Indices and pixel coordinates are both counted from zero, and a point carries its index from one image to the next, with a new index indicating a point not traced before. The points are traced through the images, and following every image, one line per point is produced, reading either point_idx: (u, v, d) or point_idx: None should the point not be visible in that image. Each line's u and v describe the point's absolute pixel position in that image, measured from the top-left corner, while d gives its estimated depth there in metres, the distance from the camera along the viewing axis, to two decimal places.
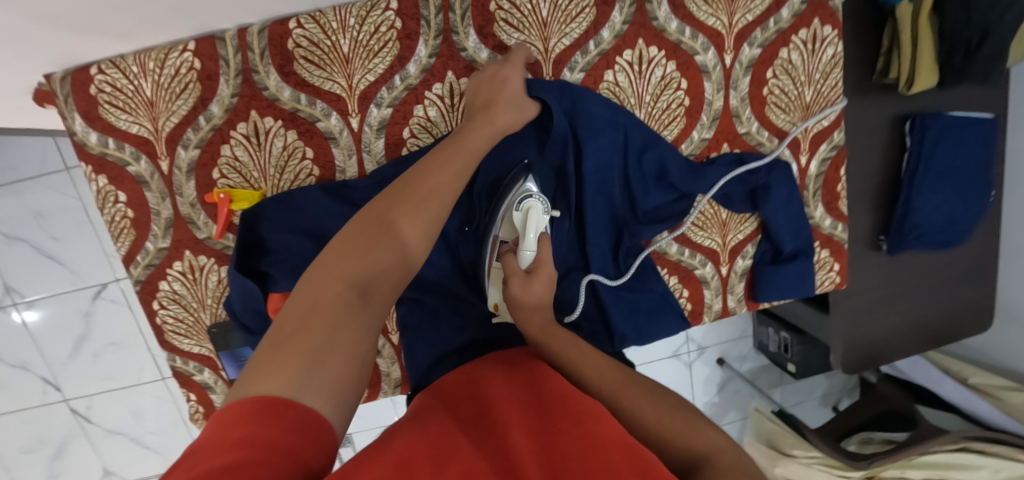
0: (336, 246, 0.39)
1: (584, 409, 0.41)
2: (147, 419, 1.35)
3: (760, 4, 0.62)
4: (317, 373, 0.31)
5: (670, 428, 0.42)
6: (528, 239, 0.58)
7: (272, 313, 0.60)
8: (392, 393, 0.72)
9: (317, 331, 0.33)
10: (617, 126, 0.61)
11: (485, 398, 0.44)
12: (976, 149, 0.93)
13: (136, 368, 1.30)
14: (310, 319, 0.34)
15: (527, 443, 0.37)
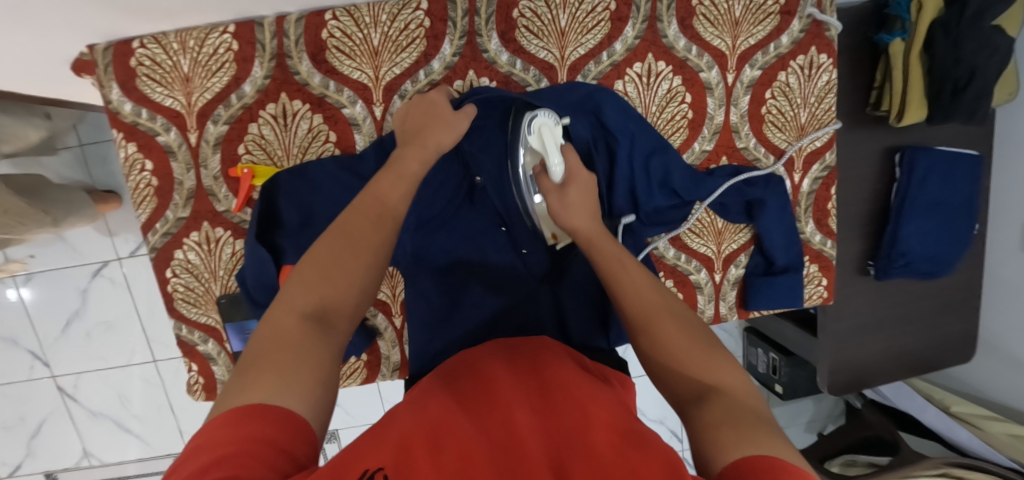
0: (292, 279, 0.43)
1: (582, 391, 0.43)
2: (132, 402, 1.33)
3: (762, 30, 0.67)
4: (287, 384, 0.35)
5: (688, 360, 0.42)
6: (552, 158, 0.59)
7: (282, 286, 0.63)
8: (390, 376, 0.74)
9: (281, 355, 0.37)
10: (626, 130, 0.64)
11: (488, 379, 0.45)
12: (961, 183, 0.98)
13: (127, 349, 1.29)
14: (273, 346, 0.37)
15: (530, 422, 0.39)
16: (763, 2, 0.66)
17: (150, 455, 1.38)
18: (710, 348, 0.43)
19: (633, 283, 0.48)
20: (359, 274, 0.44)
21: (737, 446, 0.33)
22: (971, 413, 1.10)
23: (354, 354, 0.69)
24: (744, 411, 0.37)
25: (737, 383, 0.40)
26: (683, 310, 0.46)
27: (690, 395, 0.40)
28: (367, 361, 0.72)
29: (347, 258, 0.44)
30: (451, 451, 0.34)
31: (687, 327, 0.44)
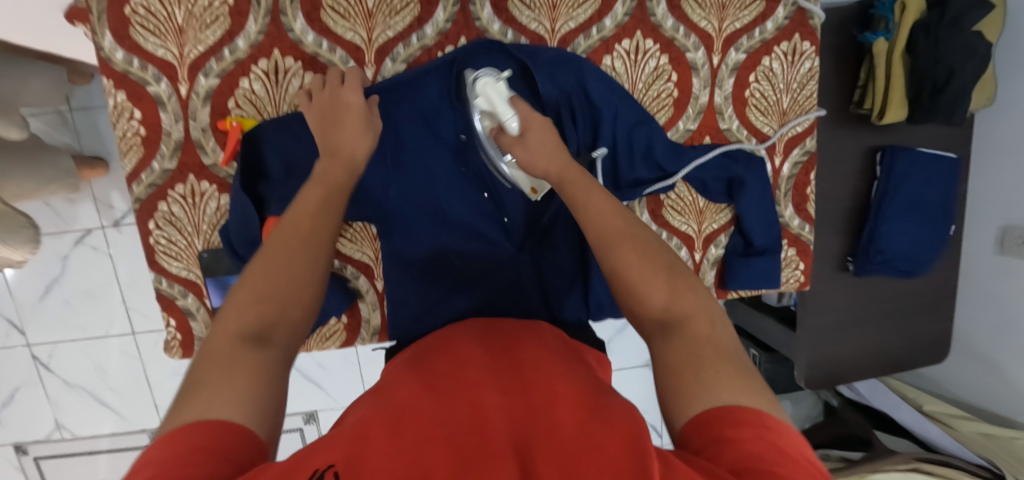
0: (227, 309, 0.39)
1: (557, 373, 0.39)
2: (109, 375, 1.31)
3: (748, 14, 0.69)
4: (222, 397, 0.31)
5: (653, 296, 0.42)
6: (504, 115, 0.57)
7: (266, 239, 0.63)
8: (370, 340, 0.74)
9: (218, 367, 0.33)
10: (610, 103, 0.66)
11: (459, 360, 0.42)
12: (939, 184, 1.01)
13: (106, 320, 1.27)
14: (210, 360, 0.34)
15: (498, 400, 0.34)
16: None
17: (124, 430, 1.36)
18: (671, 273, 0.43)
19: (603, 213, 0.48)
20: (299, 288, 0.41)
21: (697, 398, 0.34)
22: (943, 412, 1.12)
23: (334, 313, 0.69)
24: (705, 344, 0.38)
25: (700, 311, 0.40)
26: (645, 237, 0.46)
27: (658, 323, 0.41)
28: (347, 323, 0.73)
29: (283, 274, 0.41)
30: (412, 430, 0.30)
31: (646, 256, 0.44)
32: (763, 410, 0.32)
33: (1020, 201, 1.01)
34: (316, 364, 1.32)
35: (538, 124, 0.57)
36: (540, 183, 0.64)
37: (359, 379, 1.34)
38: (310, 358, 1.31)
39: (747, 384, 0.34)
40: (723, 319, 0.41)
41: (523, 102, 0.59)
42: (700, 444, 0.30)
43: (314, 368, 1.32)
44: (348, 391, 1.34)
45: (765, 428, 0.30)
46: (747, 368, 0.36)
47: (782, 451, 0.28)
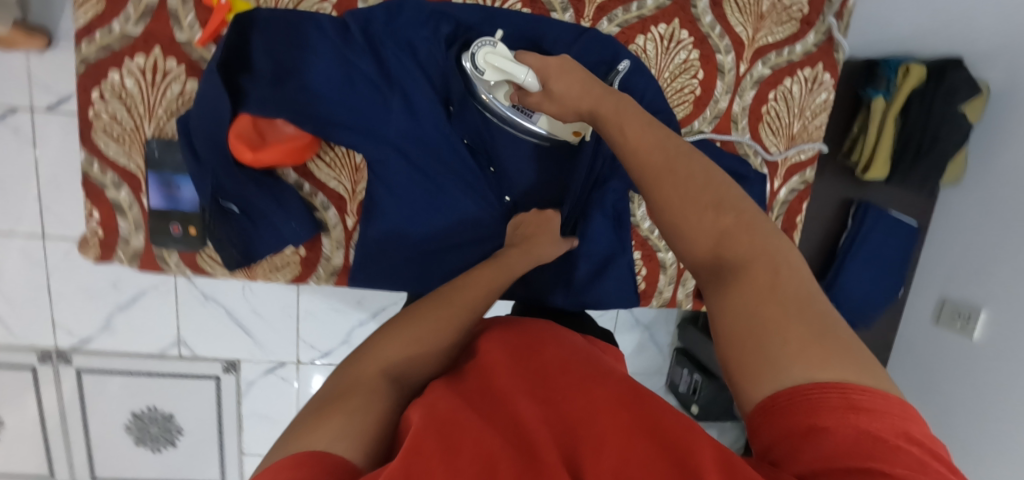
0: (377, 345, 0.47)
1: (582, 370, 0.42)
2: (4, 280, 1.12)
3: (781, 31, 0.69)
4: (348, 428, 0.37)
5: (695, 240, 0.40)
6: (520, 76, 0.53)
7: (233, 136, 0.55)
8: (325, 281, 0.68)
9: (356, 398, 0.40)
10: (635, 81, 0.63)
11: (483, 374, 0.44)
12: (902, 249, 1.05)
13: (13, 215, 1.08)
14: (349, 393, 0.40)
15: (531, 414, 0.37)
16: (788, 6, 0.68)
17: (10, 345, 1.16)
18: (716, 212, 0.39)
19: (637, 146, 0.44)
20: (444, 335, 0.48)
21: (766, 376, 0.33)
22: None
23: (293, 243, 0.63)
24: (771, 294, 0.35)
25: (761, 254, 0.37)
26: (691, 171, 0.42)
27: (711, 273, 0.40)
28: (304, 257, 0.67)
29: (422, 339, 0.47)
30: (462, 452, 0.33)
31: (689, 194, 0.41)
32: (847, 382, 0.31)
33: (960, 278, 1.08)
34: (252, 309, 1.21)
35: (557, 67, 0.52)
36: (581, 124, 0.61)
37: (295, 334, 1.24)
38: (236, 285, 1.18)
39: (829, 347, 0.33)
40: (790, 258, 0.38)
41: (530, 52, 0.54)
42: (772, 439, 0.32)
43: (246, 313, 1.21)
44: (280, 345, 1.25)
45: (852, 410, 0.30)
46: (827, 322, 0.34)
47: (885, 442, 0.29)
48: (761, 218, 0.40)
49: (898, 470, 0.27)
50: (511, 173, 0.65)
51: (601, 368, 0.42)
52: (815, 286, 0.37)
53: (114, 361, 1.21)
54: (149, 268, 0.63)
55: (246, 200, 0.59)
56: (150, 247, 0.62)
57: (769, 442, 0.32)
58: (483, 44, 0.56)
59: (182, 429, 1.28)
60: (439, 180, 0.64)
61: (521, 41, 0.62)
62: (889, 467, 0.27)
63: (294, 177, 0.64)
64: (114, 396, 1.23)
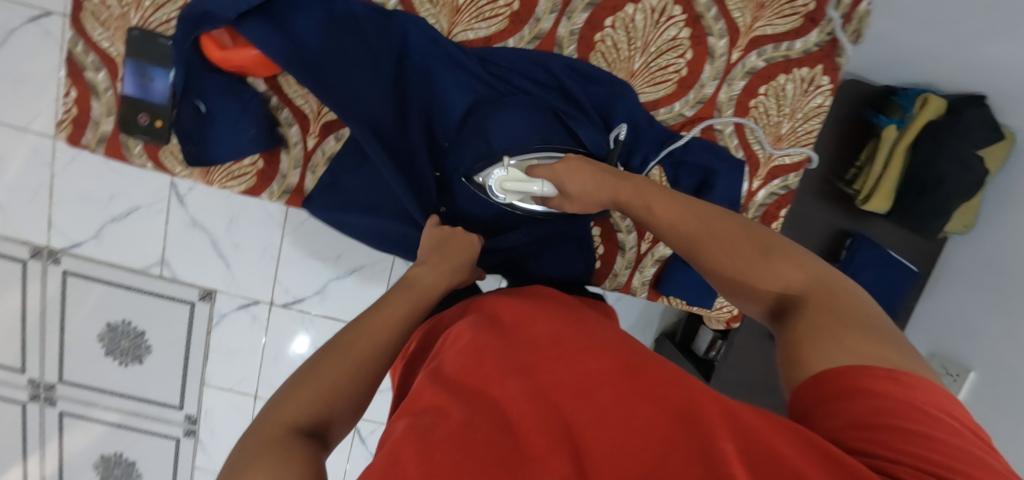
0: (281, 400, 0.45)
1: (571, 343, 0.46)
2: (10, 170, 1.15)
3: (780, 26, 0.75)
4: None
5: (749, 285, 0.50)
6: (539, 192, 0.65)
7: (209, 40, 0.64)
8: (278, 196, 0.78)
9: (275, 453, 0.38)
10: (615, 89, 0.75)
11: (471, 350, 0.48)
12: (894, 291, 1.00)
13: (31, 112, 1.10)
14: (269, 448, 0.39)
15: (522, 392, 0.42)
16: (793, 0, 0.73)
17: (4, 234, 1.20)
18: (762, 260, 0.50)
19: (676, 216, 0.56)
20: (355, 372, 0.48)
21: (817, 356, 0.41)
22: None
23: (241, 145, 0.71)
24: (829, 310, 0.44)
25: (813, 285, 0.47)
26: (734, 232, 0.52)
27: (770, 312, 0.49)
28: (261, 170, 0.76)
29: (327, 389, 0.46)
30: (461, 445, 0.36)
31: (737, 250, 0.51)
32: (899, 368, 0.38)
33: (951, 332, 1.03)
34: (234, 242, 1.23)
35: (567, 173, 0.64)
36: None
37: (273, 277, 1.26)
38: (223, 214, 1.20)
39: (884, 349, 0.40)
40: (831, 279, 0.47)
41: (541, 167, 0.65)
42: (812, 403, 0.39)
43: (228, 246, 1.23)
44: (255, 283, 1.26)
45: (895, 381, 0.37)
46: (873, 327, 0.42)
47: (920, 408, 0.35)
48: (803, 253, 0.50)
49: (938, 433, 0.33)
50: (466, 205, 0.73)
51: (591, 338, 0.47)
52: (865, 298, 0.46)
53: (99, 269, 1.24)
54: (113, 154, 0.73)
55: (210, 97, 0.68)
56: (117, 135, 0.72)
57: (809, 403, 0.39)
58: (494, 172, 0.67)
59: (151, 348, 1.30)
60: (417, 135, 0.71)
61: (518, 58, 0.75)
62: (929, 430, 0.33)
63: (263, 87, 0.73)
64: (93, 304, 1.27)
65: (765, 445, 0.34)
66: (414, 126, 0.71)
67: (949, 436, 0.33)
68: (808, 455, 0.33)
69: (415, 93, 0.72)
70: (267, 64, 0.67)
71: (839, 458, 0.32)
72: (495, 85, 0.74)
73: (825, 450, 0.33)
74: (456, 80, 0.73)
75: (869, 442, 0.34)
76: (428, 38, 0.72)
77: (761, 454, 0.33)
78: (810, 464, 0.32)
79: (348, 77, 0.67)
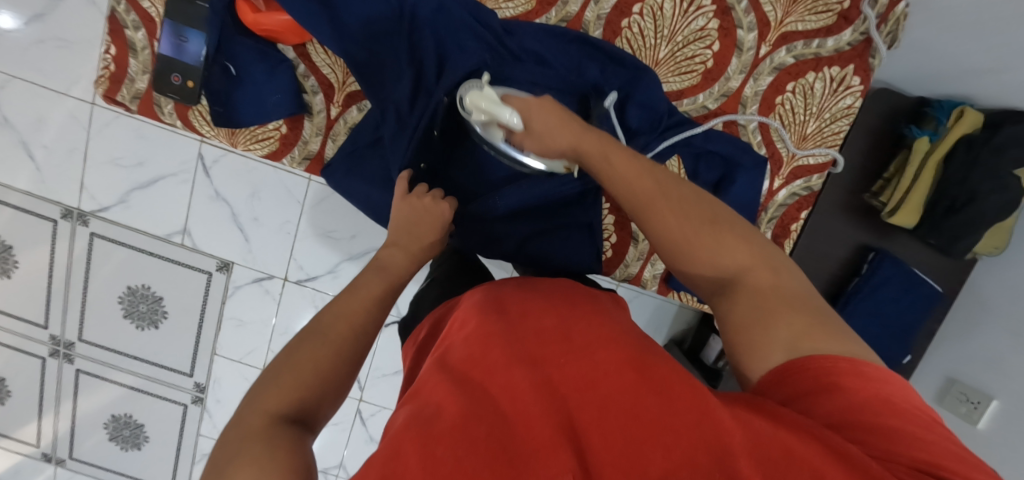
0: (259, 393, 0.44)
1: (579, 335, 0.45)
2: (49, 131, 1.20)
3: (811, 23, 0.76)
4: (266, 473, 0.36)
5: (695, 250, 0.49)
6: (506, 116, 0.62)
7: (247, 7, 0.70)
8: (298, 162, 0.81)
9: (261, 445, 0.38)
10: (633, 68, 0.74)
11: (475, 336, 0.46)
12: (914, 312, 0.95)
13: (72, 77, 1.15)
14: (254, 440, 0.39)
15: (529, 382, 0.40)
16: None
17: (39, 194, 1.25)
18: (707, 226, 0.50)
19: (631, 174, 0.54)
20: (333, 358, 0.49)
21: (775, 350, 0.42)
22: None
23: (262, 108, 0.75)
24: (774, 291, 0.46)
25: (757, 261, 0.48)
26: (683, 196, 0.52)
27: (714, 283, 0.50)
28: (283, 136, 0.80)
29: (307, 377, 0.46)
30: (463, 441, 0.35)
31: (687, 215, 0.50)
32: (858, 358, 0.40)
33: (972, 359, 0.98)
34: (253, 216, 1.25)
35: (537, 107, 0.62)
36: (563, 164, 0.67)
37: (288, 253, 1.28)
38: (245, 187, 1.23)
39: (822, 328, 0.43)
40: (776, 258, 0.49)
41: (514, 97, 0.64)
42: (789, 392, 0.40)
43: (247, 219, 1.26)
44: (270, 257, 1.29)
45: (869, 378, 0.38)
46: (817, 307, 0.45)
47: (897, 407, 0.36)
48: (746, 227, 0.51)
49: (918, 429, 0.35)
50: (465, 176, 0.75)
51: (599, 328, 0.46)
52: (805, 282, 0.48)
53: (123, 234, 1.28)
54: (145, 111, 0.78)
55: (240, 60, 0.74)
56: (150, 92, 0.76)
57: (795, 390, 0.40)
58: (473, 88, 0.66)
59: (167, 314, 1.33)
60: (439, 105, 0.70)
61: (541, 41, 0.74)
62: (906, 426, 0.35)
63: (292, 55, 0.76)
64: (116, 267, 1.31)
65: (774, 440, 0.34)
66: (425, 103, 0.72)
67: (937, 436, 0.35)
68: (824, 454, 0.33)
69: (440, 66, 0.73)
70: (297, 30, 0.71)
71: (848, 454, 0.33)
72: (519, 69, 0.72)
73: (835, 447, 0.33)
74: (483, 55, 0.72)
75: (869, 444, 0.35)
76: (447, 21, 0.73)
77: (771, 451, 0.34)
78: (823, 461, 0.32)
79: (375, 60, 0.72)
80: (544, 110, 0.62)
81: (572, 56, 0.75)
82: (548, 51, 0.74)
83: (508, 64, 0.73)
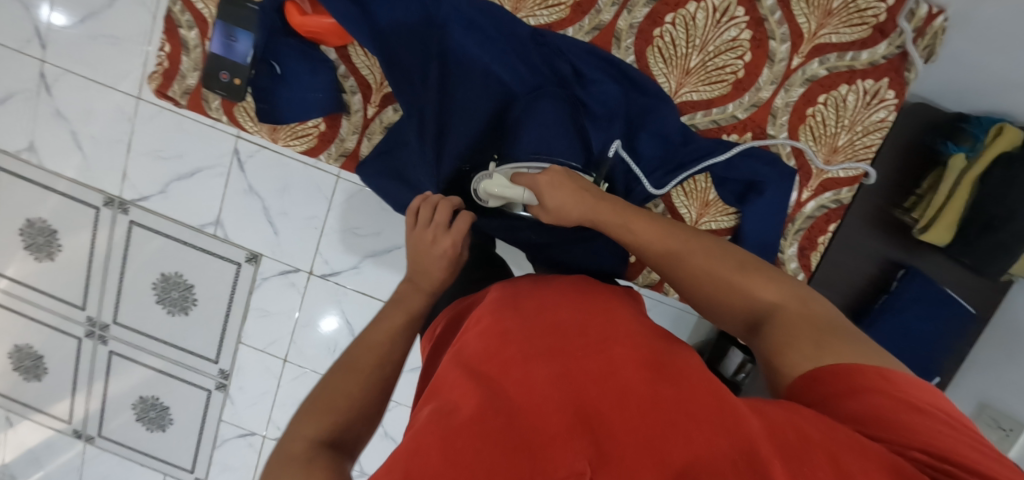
0: (300, 422, 0.52)
1: (594, 330, 0.46)
2: (97, 122, 1.26)
3: (846, 35, 0.75)
4: None
5: (726, 297, 0.55)
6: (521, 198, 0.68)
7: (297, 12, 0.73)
8: (334, 158, 0.84)
9: (302, 464, 0.45)
10: (654, 97, 0.78)
11: (491, 332, 0.47)
12: (944, 333, 0.93)
13: (120, 72, 1.21)
14: (297, 461, 0.46)
15: (547, 375, 0.41)
16: (862, 10, 0.74)
17: (84, 182, 1.31)
18: (742, 271, 0.55)
19: (655, 228, 0.61)
20: (361, 386, 0.56)
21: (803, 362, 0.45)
22: None
23: (302, 106, 0.79)
24: (800, 319, 0.49)
25: (786, 296, 0.51)
26: (709, 248, 0.58)
27: (748, 324, 0.54)
28: (321, 133, 0.83)
29: (340, 403, 0.53)
30: (482, 434, 0.36)
31: (717, 263, 0.56)
32: (887, 367, 0.42)
33: (1006, 384, 0.95)
34: (282, 209, 1.29)
35: (544, 186, 0.65)
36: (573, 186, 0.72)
37: (315, 247, 1.31)
38: (276, 181, 1.27)
39: (848, 345, 0.45)
40: (805, 292, 0.52)
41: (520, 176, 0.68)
42: (814, 398, 0.42)
43: (277, 213, 1.30)
44: (297, 251, 1.32)
45: (885, 379, 0.40)
46: (841, 329, 0.47)
47: (914, 404, 0.38)
48: (777, 272, 0.55)
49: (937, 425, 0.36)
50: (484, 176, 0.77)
51: (613, 325, 0.46)
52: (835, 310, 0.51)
53: (160, 223, 1.33)
54: (194, 106, 0.83)
55: (284, 59, 0.78)
56: (200, 88, 0.81)
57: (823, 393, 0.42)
58: (483, 178, 0.71)
59: (196, 301, 1.38)
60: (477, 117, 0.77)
61: (577, 55, 0.77)
62: (927, 422, 0.37)
63: (334, 56, 0.79)
64: (150, 254, 1.36)
65: (787, 429, 0.35)
66: (456, 117, 0.76)
67: (955, 431, 0.36)
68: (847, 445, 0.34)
69: (473, 71, 0.76)
70: (340, 33, 0.75)
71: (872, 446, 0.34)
72: (547, 84, 0.77)
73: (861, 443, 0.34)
74: (520, 66, 0.77)
75: (896, 439, 0.36)
76: (475, 36, 0.75)
77: (788, 438, 0.34)
78: (847, 451, 0.33)
79: (411, 62, 0.75)
80: (551, 187, 0.65)
81: (593, 74, 0.77)
82: (578, 64, 0.77)
83: (543, 82, 0.77)
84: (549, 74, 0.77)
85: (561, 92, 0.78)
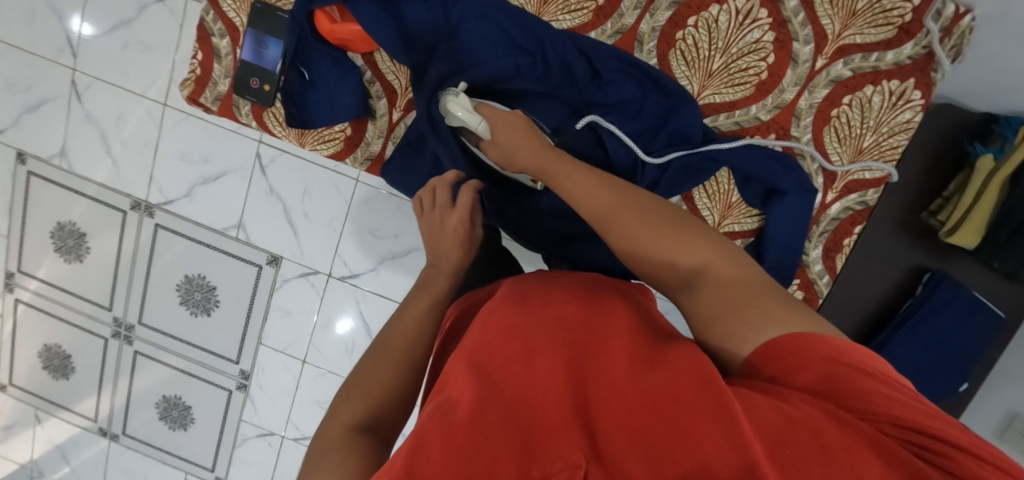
0: (337, 408, 0.53)
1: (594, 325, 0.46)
2: (127, 127, 1.30)
3: (872, 35, 0.74)
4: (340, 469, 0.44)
5: (658, 254, 0.53)
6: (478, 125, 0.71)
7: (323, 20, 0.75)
8: (360, 161, 0.86)
9: (337, 450, 0.46)
10: (671, 97, 0.79)
11: (493, 325, 0.47)
12: (972, 337, 0.91)
13: (149, 79, 1.24)
14: (334, 446, 0.47)
15: (548, 368, 0.41)
16: (887, 9, 0.73)
17: (113, 187, 1.35)
18: (671, 231, 0.53)
19: (595, 188, 0.59)
20: (394, 368, 0.57)
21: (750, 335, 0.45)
22: None
23: (328, 110, 0.81)
24: (734, 283, 0.49)
25: (717, 257, 0.51)
26: (645, 206, 0.57)
27: (681, 283, 0.52)
28: (348, 137, 0.85)
29: (374, 389, 0.54)
30: (483, 429, 0.36)
31: (649, 221, 0.55)
32: (823, 335, 0.42)
33: None
34: (303, 212, 1.32)
35: (504, 121, 0.70)
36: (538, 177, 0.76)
37: (334, 248, 1.33)
38: (299, 185, 1.29)
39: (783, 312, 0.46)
40: (733, 252, 0.53)
41: (485, 106, 0.72)
42: (775, 373, 0.42)
43: (298, 215, 1.32)
44: (318, 253, 1.34)
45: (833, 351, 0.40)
46: (773, 295, 0.47)
47: (868, 373, 0.39)
48: (706, 230, 0.54)
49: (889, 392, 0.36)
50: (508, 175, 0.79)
51: (611, 321, 0.47)
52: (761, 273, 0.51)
53: (185, 226, 1.36)
54: (224, 111, 0.85)
55: (314, 65, 0.80)
56: (230, 94, 0.83)
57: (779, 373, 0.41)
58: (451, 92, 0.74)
59: (219, 302, 1.41)
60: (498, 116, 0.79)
61: (599, 59, 0.79)
62: (873, 387, 0.37)
63: (360, 62, 0.82)
64: (174, 256, 1.39)
65: (765, 411, 0.35)
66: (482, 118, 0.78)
67: (902, 397, 0.36)
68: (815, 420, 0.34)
69: (496, 74, 0.78)
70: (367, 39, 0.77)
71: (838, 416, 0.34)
72: (567, 91, 0.80)
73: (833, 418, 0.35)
74: (544, 71, 0.78)
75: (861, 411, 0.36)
76: (498, 42, 0.77)
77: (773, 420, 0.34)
78: (823, 423, 0.34)
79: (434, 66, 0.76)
80: (511, 123, 0.69)
81: (610, 76, 0.79)
82: (599, 68, 0.79)
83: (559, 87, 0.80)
84: (568, 77, 0.79)
85: (573, 97, 0.80)
